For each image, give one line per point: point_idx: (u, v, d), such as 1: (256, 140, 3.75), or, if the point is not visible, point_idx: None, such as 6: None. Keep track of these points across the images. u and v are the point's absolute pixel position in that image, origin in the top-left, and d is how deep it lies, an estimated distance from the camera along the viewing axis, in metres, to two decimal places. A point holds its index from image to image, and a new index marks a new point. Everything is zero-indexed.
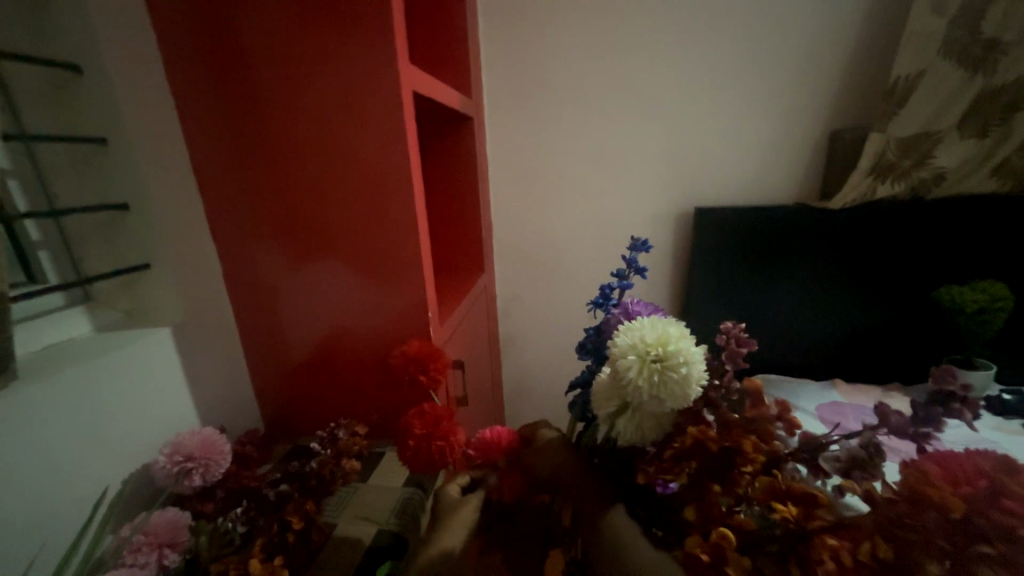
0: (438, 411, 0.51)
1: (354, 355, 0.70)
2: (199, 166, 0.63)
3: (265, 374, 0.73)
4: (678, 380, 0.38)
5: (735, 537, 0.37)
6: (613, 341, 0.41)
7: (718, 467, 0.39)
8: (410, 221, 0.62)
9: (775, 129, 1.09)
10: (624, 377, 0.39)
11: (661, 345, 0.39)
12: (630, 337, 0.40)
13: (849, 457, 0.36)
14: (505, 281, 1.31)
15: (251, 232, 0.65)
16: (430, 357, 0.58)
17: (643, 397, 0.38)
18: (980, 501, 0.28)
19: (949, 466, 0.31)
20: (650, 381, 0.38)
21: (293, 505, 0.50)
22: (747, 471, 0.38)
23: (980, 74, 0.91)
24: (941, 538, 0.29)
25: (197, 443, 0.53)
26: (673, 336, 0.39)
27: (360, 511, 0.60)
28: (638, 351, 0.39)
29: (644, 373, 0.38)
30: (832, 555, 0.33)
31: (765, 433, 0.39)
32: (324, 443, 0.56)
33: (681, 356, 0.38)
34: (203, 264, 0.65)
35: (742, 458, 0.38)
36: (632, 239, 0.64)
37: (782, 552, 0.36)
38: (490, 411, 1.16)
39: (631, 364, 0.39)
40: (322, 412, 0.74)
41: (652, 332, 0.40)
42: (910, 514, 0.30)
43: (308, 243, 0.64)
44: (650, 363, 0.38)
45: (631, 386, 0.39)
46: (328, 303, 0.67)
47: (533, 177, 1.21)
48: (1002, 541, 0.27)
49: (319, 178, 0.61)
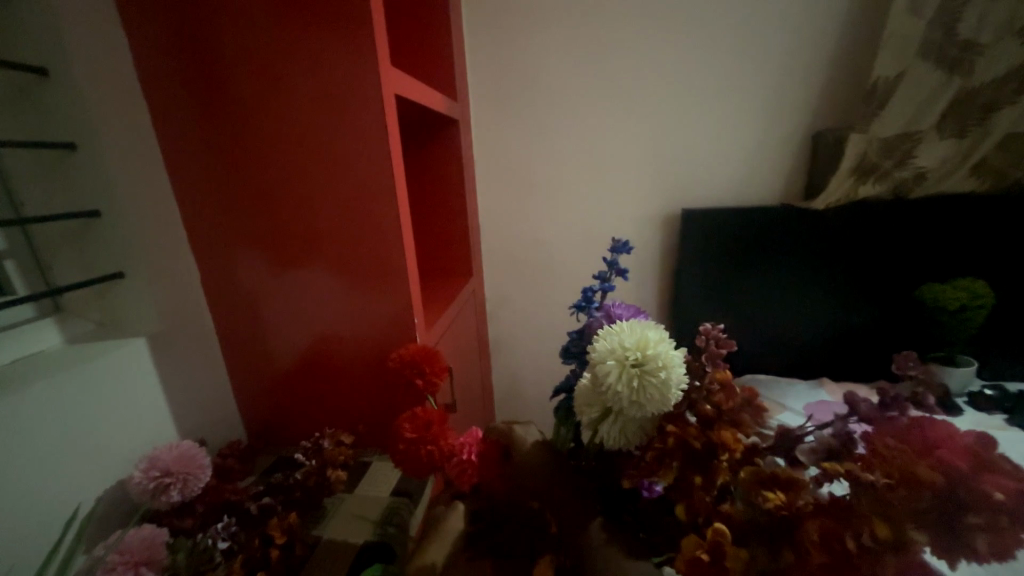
0: (433, 417, 0.50)
1: (340, 363, 0.68)
2: (175, 168, 0.61)
3: (248, 383, 0.71)
4: (657, 385, 0.37)
5: (730, 530, 0.34)
6: (592, 346, 0.41)
7: (699, 461, 0.36)
8: (395, 226, 0.61)
9: (758, 132, 1.10)
10: (603, 382, 0.39)
11: (641, 350, 0.38)
12: (609, 342, 0.40)
13: (826, 448, 0.35)
14: (494, 284, 1.30)
15: (230, 237, 0.63)
16: (424, 361, 0.57)
17: (623, 402, 0.38)
18: (965, 476, 0.27)
19: (908, 439, 0.30)
20: (630, 386, 0.38)
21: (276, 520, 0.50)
22: (726, 459, 0.35)
23: (958, 76, 0.90)
24: (933, 514, 0.28)
25: (176, 458, 0.52)
26: (652, 339, 0.39)
27: (351, 516, 0.60)
28: (617, 356, 0.39)
29: (623, 378, 0.38)
30: (823, 536, 0.30)
31: (738, 422, 0.36)
32: (309, 453, 0.58)
33: (661, 362, 0.38)
34: (176, 273, 0.62)
35: (720, 448, 0.35)
36: (613, 241, 0.63)
37: (776, 540, 0.32)
38: (479, 415, 1.14)
39: (611, 369, 0.39)
40: (306, 422, 0.72)
41: (631, 336, 0.40)
42: (906, 496, 0.28)
43: (290, 249, 0.63)
44: (629, 368, 0.38)
45: (611, 392, 0.38)
46: (311, 310, 0.66)
47: (519, 180, 1.20)
48: (987, 510, 0.26)
49: (300, 182, 0.60)
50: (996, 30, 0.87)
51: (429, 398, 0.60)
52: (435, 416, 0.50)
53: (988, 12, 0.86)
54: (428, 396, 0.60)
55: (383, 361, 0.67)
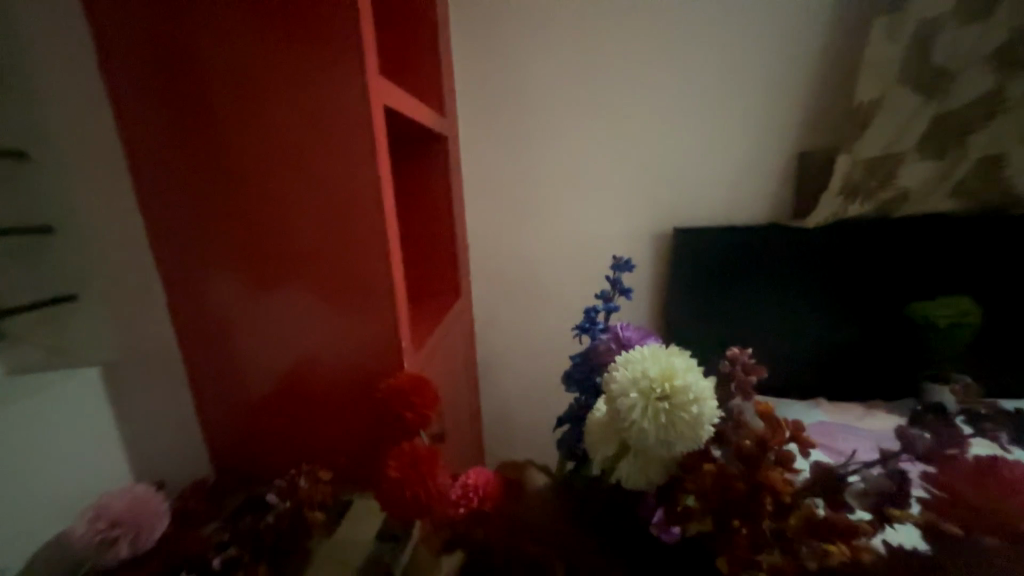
0: (422, 453, 0.45)
1: (319, 394, 0.63)
2: (133, 181, 0.56)
3: (213, 419, 0.64)
4: (688, 422, 0.35)
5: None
6: (611, 376, 0.39)
7: (739, 506, 0.34)
8: (381, 248, 0.57)
9: (746, 152, 1.10)
10: (624, 417, 0.37)
11: (666, 382, 0.36)
12: (631, 372, 0.38)
13: (878, 491, 0.36)
14: (483, 305, 1.26)
15: (195, 258, 0.58)
16: (419, 391, 0.55)
17: (649, 440, 0.36)
18: None
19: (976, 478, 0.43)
20: (656, 423, 0.35)
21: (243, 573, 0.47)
22: (769, 503, 0.34)
23: (934, 100, 0.92)
24: None
25: (127, 505, 0.49)
26: (679, 369, 0.37)
27: (331, 563, 0.54)
28: (641, 389, 0.37)
29: (649, 415, 0.35)
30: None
31: (784, 460, 0.34)
32: (281, 494, 0.55)
33: (688, 397, 0.35)
34: (135, 297, 0.59)
35: (768, 493, 0.34)
36: (614, 258, 0.61)
37: None
38: (468, 447, 1.07)
39: (634, 403, 0.36)
40: (279, 458, 0.66)
41: (655, 365, 0.37)
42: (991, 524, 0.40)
43: (268, 270, 0.58)
44: (653, 403, 0.36)
45: (633, 430, 0.36)
46: (290, 336, 0.61)
47: (509, 199, 1.19)
48: None
49: (277, 199, 0.56)
50: (965, 57, 0.90)
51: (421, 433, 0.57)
52: (429, 450, 0.46)
53: (957, 41, 0.90)
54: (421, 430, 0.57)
55: (365, 392, 0.63)
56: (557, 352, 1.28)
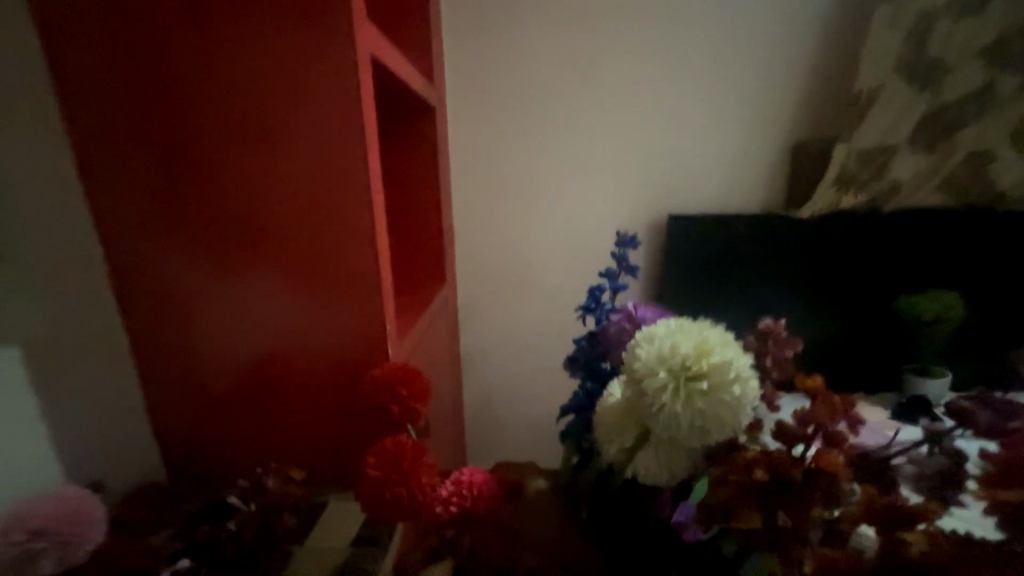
0: (409, 449, 0.41)
1: (289, 387, 0.56)
2: (73, 146, 0.49)
3: (170, 412, 0.57)
4: (728, 407, 0.30)
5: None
6: (634, 352, 0.33)
7: (781, 503, 0.31)
8: (362, 226, 0.51)
9: (741, 138, 1.08)
10: (652, 402, 0.31)
11: (703, 359, 0.31)
12: (659, 349, 0.32)
13: (933, 473, 0.35)
14: (465, 293, 1.20)
15: (146, 236, 0.51)
16: (407, 380, 0.49)
17: (683, 429, 0.31)
18: None
19: None
20: (692, 410, 0.30)
21: None
22: (819, 502, 0.30)
23: (928, 91, 0.93)
24: None
25: (52, 514, 0.40)
26: (717, 345, 0.31)
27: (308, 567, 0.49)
28: (672, 368, 0.31)
29: (684, 400, 0.30)
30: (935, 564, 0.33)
31: (835, 442, 0.32)
32: (246, 496, 0.49)
33: (728, 378, 0.30)
34: (80, 272, 0.51)
35: (820, 493, 0.30)
36: (619, 233, 0.56)
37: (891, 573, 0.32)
38: (451, 443, 1.01)
39: (665, 386, 0.31)
40: (242, 453, 0.59)
41: (689, 340, 0.32)
42: None
43: (232, 245, 0.52)
44: (688, 385, 0.31)
45: (662, 416, 0.31)
46: (255, 320, 0.54)
47: (498, 181, 1.13)
48: None
49: (243, 168, 0.49)
50: (959, 51, 0.91)
51: (409, 428, 0.51)
52: (417, 445, 0.41)
53: (952, 33, 0.90)
54: (409, 426, 0.52)
55: (341, 385, 0.56)
56: (542, 344, 1.22)
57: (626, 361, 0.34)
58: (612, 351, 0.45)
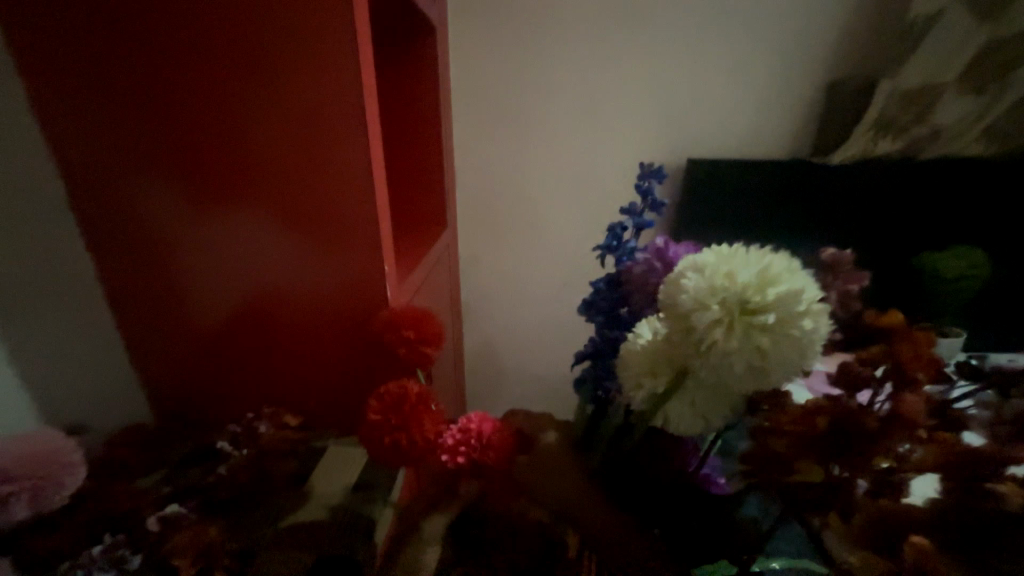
0: (414, 394, 0.38)
1: (284, 329, 0.54)
2: (32, 59, 0.44)
3: (168, 353, 0.55)
4: (793, 346, 0.26)
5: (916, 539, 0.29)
6: (681, 282, 0.28)
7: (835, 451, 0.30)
8: (354, 160, 0.47)
9: (773, 76, 0.98)
10: (703, 341, 0.26)
11: (767, 291, 0.26)
12: (713, 277, 0.27)
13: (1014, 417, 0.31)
14: (468, 241, 1.14)
15: (122, 167, 0.48)
16: (416, 322, 0.47)
17: (738, 373, 0.26)
18: None
19: None
20: (752, 350, 0.26)
21: (187, 535, 0.38)
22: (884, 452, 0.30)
23: (989, 24, 0.83)
24: None
25: (24, 454, 0.37)
26: (784, 272, 0.26)
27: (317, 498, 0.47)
28: (730, 300, 0.26)
29: (745, 339, 0.25)
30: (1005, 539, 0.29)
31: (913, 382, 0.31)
32: (239, 441, 0.47)
33: (798, 311, 0.26)
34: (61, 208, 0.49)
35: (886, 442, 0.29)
36: (644, 164, 0.50)
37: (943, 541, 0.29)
38: (453, 392, 0.99)
39: (720, 321, 0.26)
40: (241, 394, 0.57)
41: (750, 267, 0.26)
42: None
43: (216, 175, 0.48)
44: (748, 320, 0.26)
45: (715, 356, 0.26)
46: (245, 257, 0.51)
47: (505, 119, 1.04)
48: None
49: (221, 92, 0.45)
50: None
51: (418, 372, 0.49)
52: (424, 390, 0.39)
53: None
54: (419, 370, 0.49)
55: (338, 328, 0.54)
56: (546, 296, 1.18)
57: (668, 293, 0.28)
58: (634, 295, 0.40)
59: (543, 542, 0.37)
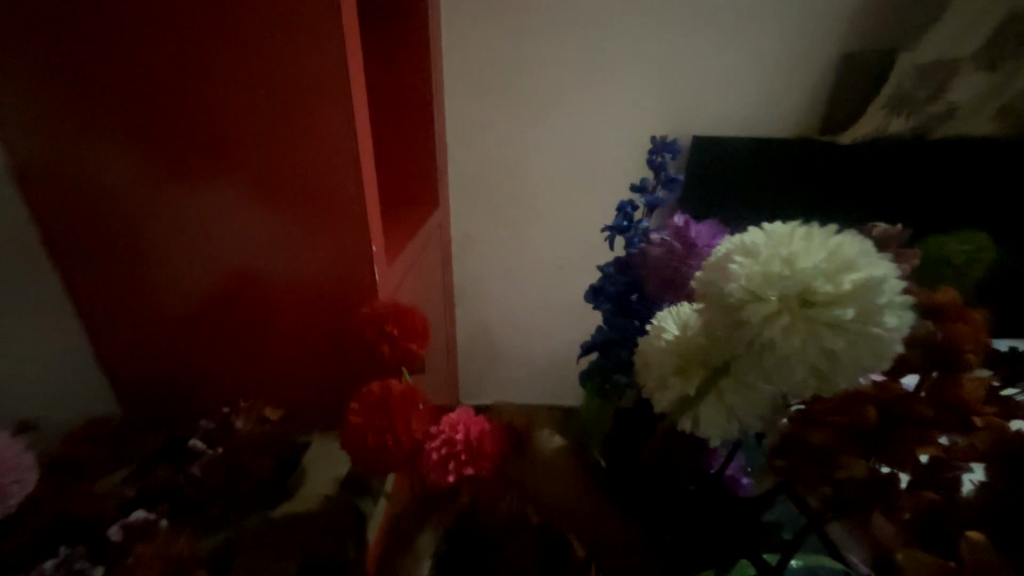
0: (398, 392, 0.37)
1: (261, 317, 0.50)
2: None
3: (138, 341, 0.51)
4: (863, 344, 0.23)
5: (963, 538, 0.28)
6: (729, 268, 0.25)
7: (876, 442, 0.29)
8: (338, 131, 0.42)
9: (783, 48, 0.93)
10: (759, 337, 0.24)
11: (834, 280, 0.23)
12: (770, 262, 0.24)
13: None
14: (461, 221, 1.09)
15: (84, 140, 0.44)
16: (400, 318, 0.43)
17: (799, 374, 0.23)
18: None
19: None
20: (817, 346, 0.23)
21: (154, 546, 0.34)
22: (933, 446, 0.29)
23: None
24: None
25: None
26: (856, 257, 0.23)
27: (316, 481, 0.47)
28: (792, 289, 0.23)
29: (810, 334, 0.23)
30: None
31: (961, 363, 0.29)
32: (212, 439, 0.42)
33: (874, 302, 0.23)
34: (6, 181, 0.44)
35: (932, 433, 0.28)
36: (658, 136, 0.46)
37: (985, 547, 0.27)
38: (445, 379, 0.95)
39: (781, 314, 0.23)
40: (216, 385, 0.53)
41: (813, 252, 0.24)
42: None
43: (187, 147, 0.43)
44: (812, 312, 0.23)
45: (775, 355, 0.23)
46: (219, 238, 0.47)
47: (500, 90, 0.98)
48: None
49: (181, 51, 0.40)
50: None
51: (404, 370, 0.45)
52: (408, 387, 0.37)
53: None
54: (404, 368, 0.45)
55: (322, 315, 0.49)
56: (542, 279, 1.14)
57: (713, 281, 0.25)
58: (648, 279, 0.37)
59: (547, 541, 0.36)
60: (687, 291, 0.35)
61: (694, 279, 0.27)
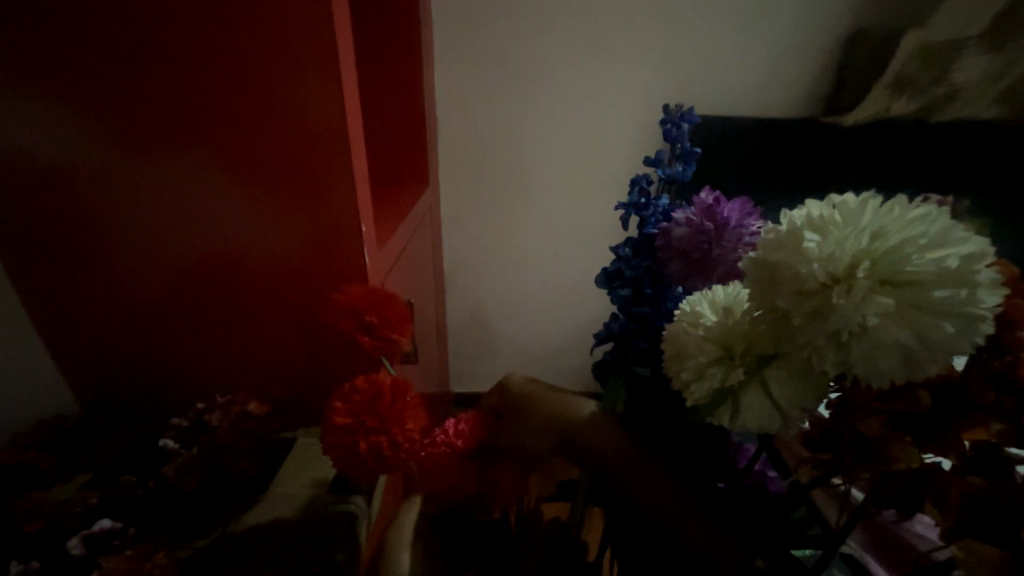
0: (388, 387, 0.34)
1: (238, 304, 0.45)
2: None
3: (100, 330, 0.46)
4: (966, 330, 0.21)
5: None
6: (804, 246, 0.23)
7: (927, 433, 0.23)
8: (326, 99, 0.37)
9: (787, 26, 0.90)
10: (847, 322, 0.21)
11: (934, 261, 0.21)
12: (850, 239, 0.22)
13: None
14: (452, 204, 1.04)
15: (27, 107, 0.38)
16: (380, 305, 0.38)
17: (889, 364, 0.21)
18: None
19: None
20: (912, 335, 0.21)
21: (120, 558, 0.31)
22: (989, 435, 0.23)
23: None
24: None
25: None
26: (952, 229, 0.21)
27: (293, 477, 0.43)
28: (879, 268, 0.21)
29: (901, 320, 0.21)
30: None
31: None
32: (184, 438, 0.38)
33: (980, 280, 0.21)
34: None
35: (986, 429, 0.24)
36: (666, 103, 0.41)
37: None
38: (435, 367, 0.91)
39: (871, 297, 0.21)
40: (192, 378, 0.48)
41: (902, 225, 0.21)
42: None
43: (151, 114, 0.38)
44: (904, 293, 0.21)
45: (863, 341, 0.21)
46: (191, 218, 0.42)
47: (494, 64, 0.92)
48: None
49: (136, 2, 0.35)
50: None
51: (386, 362, 0.40)
52: (397, 379, 0.34)
53: None
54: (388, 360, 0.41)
55: (307, 302, 0.45)
56: (537, 263, 1.11)
57: (783, 261, 0.23)
58: (671, 261, 0.34)
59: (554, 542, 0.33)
60: (716, 274, 0.32)
61: (753, 258, 0.25)
